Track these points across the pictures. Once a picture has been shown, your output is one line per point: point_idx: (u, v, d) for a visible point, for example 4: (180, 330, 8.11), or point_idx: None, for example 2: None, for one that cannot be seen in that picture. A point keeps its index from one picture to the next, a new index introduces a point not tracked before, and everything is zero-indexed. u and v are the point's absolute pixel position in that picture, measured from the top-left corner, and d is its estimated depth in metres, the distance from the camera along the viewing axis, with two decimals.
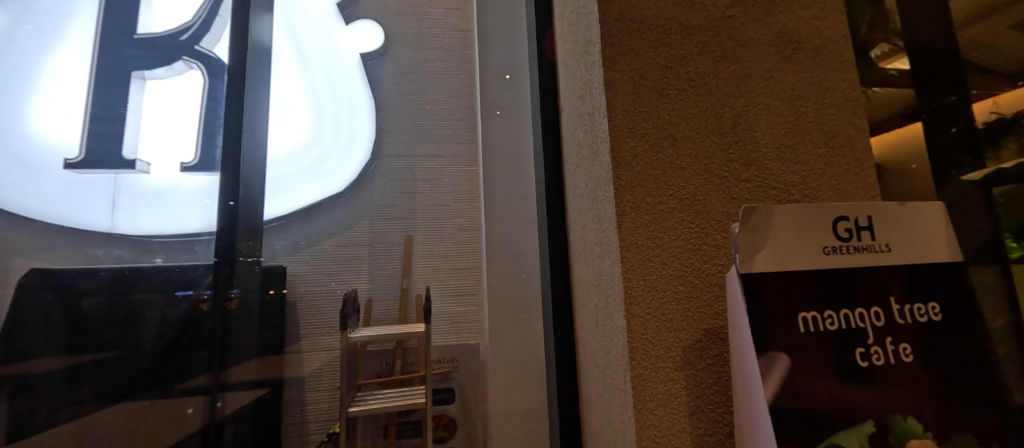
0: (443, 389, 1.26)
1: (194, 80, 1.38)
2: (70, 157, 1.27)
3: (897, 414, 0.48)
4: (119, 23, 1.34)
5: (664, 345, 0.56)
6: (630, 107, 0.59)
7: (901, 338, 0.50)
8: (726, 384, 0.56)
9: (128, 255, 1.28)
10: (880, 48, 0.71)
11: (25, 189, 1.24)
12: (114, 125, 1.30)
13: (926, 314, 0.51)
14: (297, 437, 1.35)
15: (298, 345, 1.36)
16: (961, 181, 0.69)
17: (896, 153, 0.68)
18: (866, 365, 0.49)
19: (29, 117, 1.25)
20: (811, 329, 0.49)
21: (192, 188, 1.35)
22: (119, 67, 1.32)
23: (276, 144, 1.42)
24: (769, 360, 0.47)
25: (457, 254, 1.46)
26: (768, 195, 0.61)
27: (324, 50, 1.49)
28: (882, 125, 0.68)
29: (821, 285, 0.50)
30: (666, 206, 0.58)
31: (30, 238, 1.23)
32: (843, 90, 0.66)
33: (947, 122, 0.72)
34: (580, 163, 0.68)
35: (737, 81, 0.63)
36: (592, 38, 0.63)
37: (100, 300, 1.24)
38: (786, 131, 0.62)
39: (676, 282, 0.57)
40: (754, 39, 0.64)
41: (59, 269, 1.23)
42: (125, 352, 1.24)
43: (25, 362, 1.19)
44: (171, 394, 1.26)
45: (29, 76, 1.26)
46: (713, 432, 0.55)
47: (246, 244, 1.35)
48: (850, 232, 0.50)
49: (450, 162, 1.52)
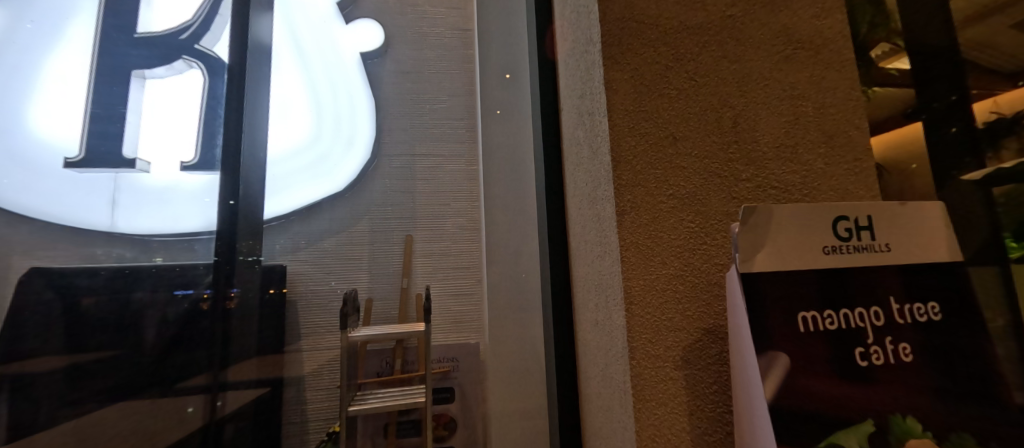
0: (443, 389, 1.25)
1: (194, 80, 1.38)
2: (70, 156, 1.27)
3: (897, 413, 0.48)
4: (119, 23, 1.34)
5: (664, 345, 0.56)
6: (630, 107, 0.59)
7: (901, 338, 0.50)
8: (726, 384, 0.56)
9: (128, 254, 1.28)
10: (880, 48, 0.71)
11: (24, 188, 1.24)
12: (114, 124, 1.30)
13: (926, 313, 0.51)
14: (297, 436, 1.34)
15: (298, 344, 1.37)
16: (961, 181, 0.69)
17: (897, 152, 0.68)
18: (866, 365, 0.49)
19: (28, 116, 1.24)
20: (811, 329, 0.49)
21: (192, 187, 1.35)
22: (119, 67, 1.32)
23: (276, 144, 1.42)
24: (769, 360, 0.47)
25: (458, 253, 1.46)
26: (768, 195, 0.61)
27: (325, 49, 1.49)
28: (883, 125, 0.68)
29: (822, 285, 0.50)
30: (666, 205, 0.58)
31: (30, 237, 1.23)
32: (843, 89, 0.66)
33: (946, 122, 0.72)
34: (580, 162, 0.68)
35: (737, 81, 0.63)
36: (592, 38, 0.63)
37: (100, 299, 1.24)
38: (786, 131, 0.62)
39: (676, 282, 0.57)
40: (754, 38, 0.64)
41: (60, 268, 1.23)
42: (126, 351, 1.24)
43: (23, 361, 1.18)
44: (172, 393, 1.26)
45: (29, 75, 1.26)
46: (713, 431, 0.56)
47: (246, 243, 1.35)
48: (850, 231, 0.50)
49: (450, 161, 1.52)
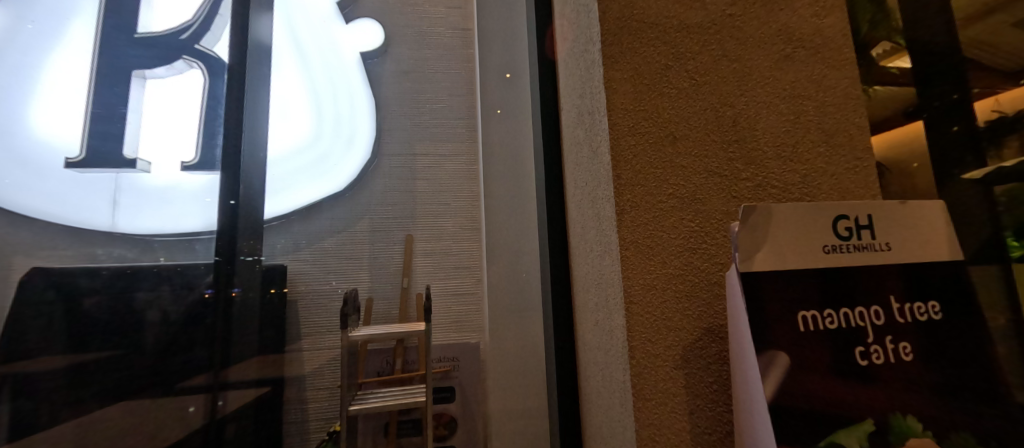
0: (444, 388, 1.26)
1: (194, 80, 1.38)
2: (71, 156, 1.27)
3: (897, 413, 0.48)
4: (120, 23, 1.34)
5: (664, 345, 0.56)
6: (630, 107, 0.59)
7: (901, 337, 0.50)
8: (725, 383, 0.56)
9: (129, 254, 1.29)
10: (882, 47, 0.70)
11: (25, 188, 1.24)
12: (115, 124, 1.30)
13: (926, 313, 0.51)
14: (297, 436, 1.36)
15: (298, 344, 1.38)
16: (962, 180, 0.69)
17: (897, 152, 0.68)
18: (866, 364, 0.49)
19: (29, 117, 1.25)
20: (811, 328, 0.49)
21: (193, 187, 1.35)
22: (118, 67, 1.32)
23: (277, 143, 1.42)
24: (769, 359, 0.47)
25: (458, 253, 1.46)
26: (768, 194, 0.61)
27: (324, 49, 1.48)
28: (884, 123, 0.68)
29: (822, 284, 0.50)
30: (666, 205, 0.58)
31: (33, 237, 1.24)
32: (844, 88, 0.65)
33: (947, 121, 0.71)
34: (580, 162, 0.68)
35: (737, 80, 0.63)
36: (592, 37, 0.63)
37: (102, 299, 1.24)
38: (786, 130, 0.62)
39: (675, 282, 0.57)
40: (754, 37, 0.64)
41: (61, 268, 1.23)
42: (127, 351, 1.24)
43: (24, 361, 1.18)
44: (174, 393, 1.26)
45: (29, 75, 1.26)
46: (712, 430, 0.56)
47: (246, 243, 1.35)
48: (850, 231, 0.50)
49: (451, 161, 1.52)
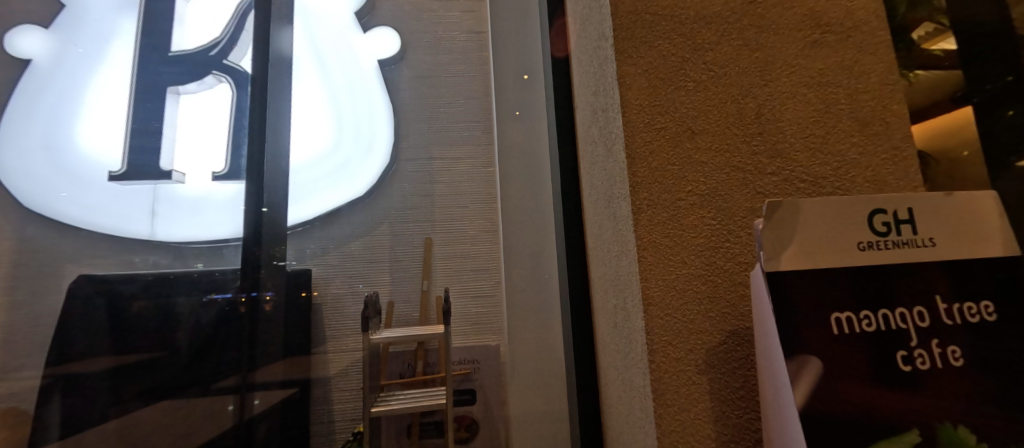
0: (465, 390, 1.30)
1: (223, 93, 1.43)
2: (114, 169, 1.35)
3: (945, 422, 0.44)
4: (155, 43, 1.41)
5: (685, 348, 0.53)
6: (646, 102, 0.57)
7: (949, 340, 0.46)
8: (753, 388, 0.53)
9: (163, 261, 1.35)
10: (924, 28, 0.65)
11: (74, 200, 1.32)
12: (151, 138, 1.37)
13: (978, 314, 0.46)
14: (325, 436, 1.32)
15: (324, 346, 1.36)
16: (1017, 168, 0.64)
17: (945, 139, 0.63)
18: (909, 369, 0.45)
19: (78, 134, 1.35)
20: (846, 331, 0.45)
21: (224, 197, 1.40)
22: (155, 84, 1.40)
23: (301, 152, 1.44)
24: (799, 364, 0.44)
25: (479, 256, 1.45)
26: (796, 188, 0.57)
27: (345, 60, 1.51)
28: (926, 111, 0.63)
29: (858, 283, 0.46)
30: (685, 202, 0.55)
31: (78, 247, 1.31)
32: (878, 73, 0.61)
33: (1000, 105, 0.66)
34: (596, 161, 0.67)
35: (760, 69, 0.59)
36: (604, 31, 0.61)
37: (145, 303, 1.32)
38: (815, 120, 0.59)
39: (698, 282, 0.54)
40: (779, 24, 0.61)
41: (105, 275, 1.31)
42: (164, 353, 1.31)
43: (76, 362, 1.27)
44: (211, 392, 1.32)
45: (78, 96, 1.37)
46: (741, 439, 0.52)
47: (275, 250, 1.38)
48: (888, 225, 0.47)
49: (469, 163, 1.51)
